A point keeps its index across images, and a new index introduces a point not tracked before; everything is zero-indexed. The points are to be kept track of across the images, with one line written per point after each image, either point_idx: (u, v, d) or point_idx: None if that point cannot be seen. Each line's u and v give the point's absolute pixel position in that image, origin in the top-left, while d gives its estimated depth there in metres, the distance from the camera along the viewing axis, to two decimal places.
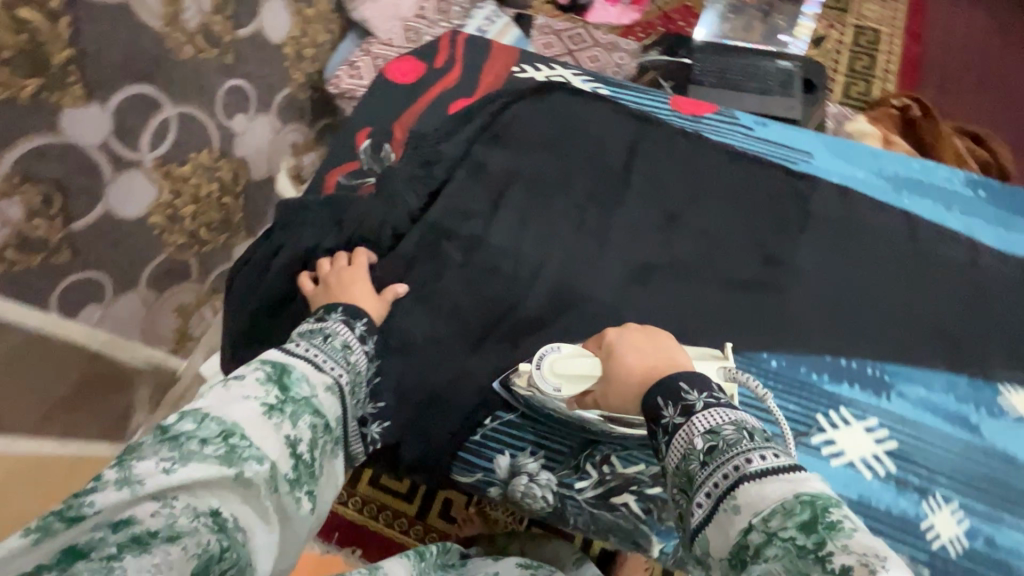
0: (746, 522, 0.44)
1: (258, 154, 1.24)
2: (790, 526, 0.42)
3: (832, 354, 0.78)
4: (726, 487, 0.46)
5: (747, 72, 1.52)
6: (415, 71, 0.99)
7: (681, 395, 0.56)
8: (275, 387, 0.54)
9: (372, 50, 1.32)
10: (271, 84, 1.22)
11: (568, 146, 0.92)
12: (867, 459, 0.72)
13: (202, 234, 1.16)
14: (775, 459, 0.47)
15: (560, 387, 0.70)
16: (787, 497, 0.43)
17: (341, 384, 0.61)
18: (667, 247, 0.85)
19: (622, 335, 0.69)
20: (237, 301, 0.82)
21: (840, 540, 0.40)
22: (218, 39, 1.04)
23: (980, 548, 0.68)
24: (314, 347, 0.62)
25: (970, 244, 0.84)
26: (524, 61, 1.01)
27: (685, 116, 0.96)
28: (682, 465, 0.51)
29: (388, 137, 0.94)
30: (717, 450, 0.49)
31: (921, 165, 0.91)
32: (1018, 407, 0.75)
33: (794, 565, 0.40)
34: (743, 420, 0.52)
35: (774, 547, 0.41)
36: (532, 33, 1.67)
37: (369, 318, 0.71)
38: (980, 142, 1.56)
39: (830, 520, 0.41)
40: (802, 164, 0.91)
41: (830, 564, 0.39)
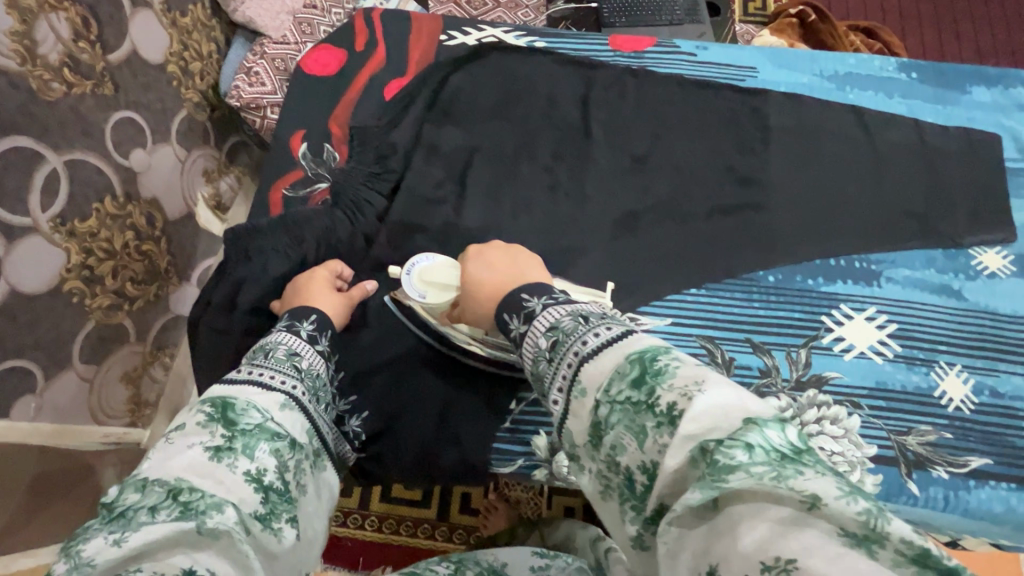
0: (593, 400, 0.42)
1: (170, 189, 1.11)
2: (624, 388, 0.40)
3: (823, 257, 0.80)
4: (572, 374, 0.44)
5: (654, 3, 1.52)
6: (336, 60, 0.90)
7: (522, 304, 0.54)
8: (217, 423, 0.49)
9: (267, 51, 1.18)
10: (164, 109, 1.08)
11: (516, 108, 0.87)
12: (874, 346, 0.75)
13: (129, 290, 1.04)
14: (608, 332, 0.45)
15: (425, 295, 0.69)
16: (619, 360, 0.42)
17: (297, 396, 0.56)
18: (642, 188, 0.84)
19: (482, 251, 0.66)
20: (207, 350, 0.74)
21: (666, 382, 0.39)
22: (90, 68, 0.90)
23: (989, 400, 0.73)
24: (257, 367, 0.57)
25: (916, 124, 0.87)
26: (449, 28, 0.95)
27: (628, 54, 0.94)
28: (533, 367, 0.49)
29: (325, 137, 0.86)
30: (558, 344, 0.47)
31: (857, 59, 0.93)
32: (990, 266, 0.80)
33: (633, 422, 0.39)
34: (581, 307, 0.50)
35: (614, 412, 0.40)
36: (431, 4, 1.57)
37: (318, 313, 0.66)
38: (873, 35, 1.65)
39: (655, 366, 0.40)
40: (750, 81, 0.91)
41: (659, 408, 0.38)
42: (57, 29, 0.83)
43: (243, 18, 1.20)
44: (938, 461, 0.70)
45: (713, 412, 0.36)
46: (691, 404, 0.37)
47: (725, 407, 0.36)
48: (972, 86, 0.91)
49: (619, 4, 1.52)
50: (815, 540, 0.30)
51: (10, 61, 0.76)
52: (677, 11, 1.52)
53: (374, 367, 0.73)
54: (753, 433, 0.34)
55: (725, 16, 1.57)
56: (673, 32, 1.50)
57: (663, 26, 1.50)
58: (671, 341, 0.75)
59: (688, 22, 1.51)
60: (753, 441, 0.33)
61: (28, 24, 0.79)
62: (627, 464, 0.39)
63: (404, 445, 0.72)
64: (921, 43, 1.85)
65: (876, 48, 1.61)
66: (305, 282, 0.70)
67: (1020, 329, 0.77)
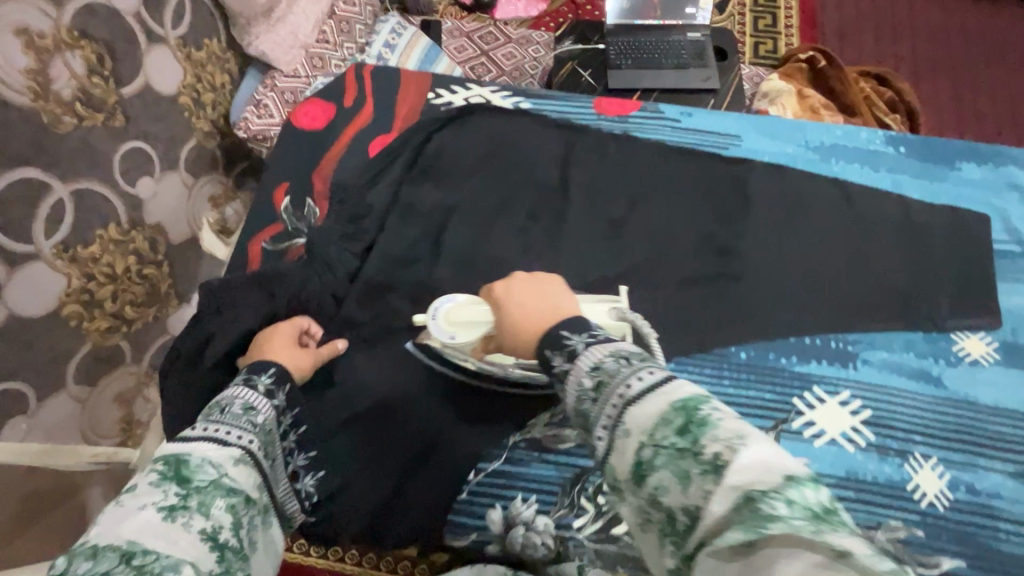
0: (637, 441, 0.44)
1: (174, 216, 1.13)
2: (670, 434, 0.42)
3: (796, 335, 0.78)
4: (617, 415, 0.45)
5: (660, 45, 1.53)
6: (325, 113, 0.93)
7: (563, 341, 0.53)
8: (174, 482, 0.50)
9: (277, 84, 1.23)
10: (173, 138, 1.11)
11: (499, 167, 0.88)
12: (846, 433, 0.73)
13: (127, 313, 1.04)
14: (653, 375, 0.46)
15: (454, 335, 0.69)
16: (663, 407, 0.44)
17: (253, 452, 0.57)
18: (619, 254, 0.83)
19: (509, 287, 0.64)
20: (173, 400, 0.75)
21: (710, 432, 0.41)
22: (101, 103, 0.94)
23: (964, 497, 0.70)
24: (212, 423, 0.57)
25: (901, 200, 0.86)
26: (438, 85, 0.96)
27: (612, 118, 0.94)
28: (575, 405, 0.49)
29: (307, 190, 0.87)
30: (604, 385, 0.47)
31: (843, 131, 0.92)
32: (972, 352, 0.77)
33: (678, 467, 0.41)
34: (622, 346, 0.50)
35: (659, 456, 0.42)
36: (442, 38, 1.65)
37: (277, 367, 0.66)
38: (885, 82, 1.64)
39: (700, 417, 0.42)
40: (733, 149, 0.91)
41: (705, 456, 0.40)
42: (72, 66, 0.88)
43: (257, 52, 1.21)
44: (909, 560, 0.67)
45: (756, 465, 0.39)
46: (736, 457, 0.39)
47: (765, 461, 0.39)
48: (962, 161, 0.90)
49: (627, 45, 1.53)
50: None
51: (23, 97, 0.81)
52: (683, 54, 1.52)
53: (338, 430, 0.73)
54: (791, 489, 0.37)
55: (731, 61, 1.56)
56: (678, 75, 1.49)
57: (668, 69, 1.50)
58: None
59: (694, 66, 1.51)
60: (792, 497, 0.37)
61: (44, 62, 0.83)
62: (670, 503, 0.41)
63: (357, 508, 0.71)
64: (937, 93, 1.83)
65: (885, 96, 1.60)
66: (270, 336, 0.71)
67: (1001, 422, 0.74)
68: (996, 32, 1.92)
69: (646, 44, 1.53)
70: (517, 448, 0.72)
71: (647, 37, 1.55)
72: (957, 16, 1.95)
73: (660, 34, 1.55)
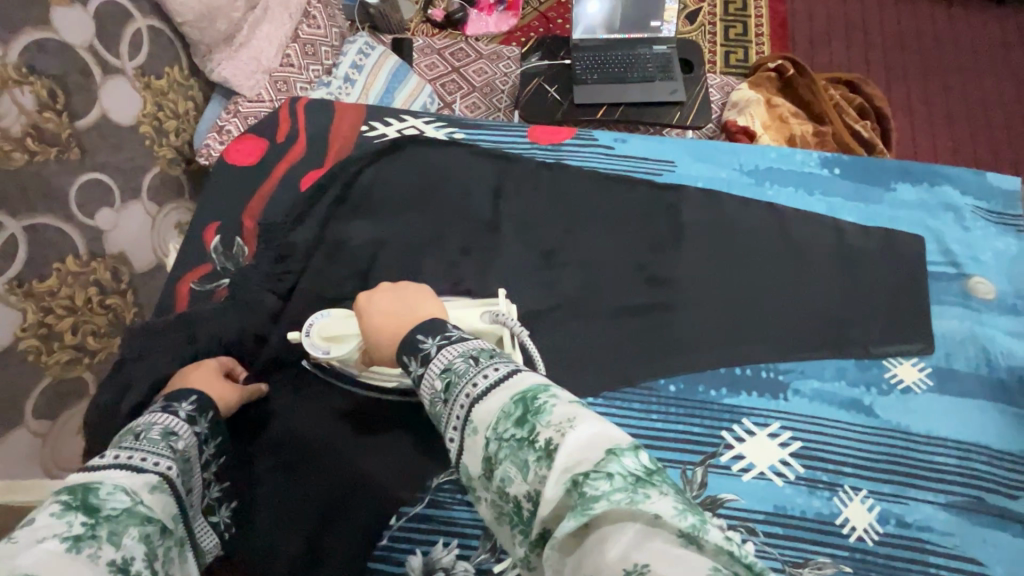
0: (484, 437, 0.45)
1: (138, 245, 1.04)
2: (509, 426, 0.43)
3: (727, 365, 0.77)
4: (466, 414, 0.46)
5: (626, 60, 1.46)
6: (257, 149, 0.93)
7: (418, 346, 0.53)
8: (81, 512, 0.45)
9: (240, 109, 1.19)
10: (134, 167, 1.05)
11: (430, 200, 0.88)
12: (775, 466, 0.71)
13: (89, 344, 0.94)
14: (497, 372, 0.47)
15: (329, 350, 0.71)
16: (504, 401, 0.45)
17: (171, 478, 0.54)
18: (552, 286, 0.82)
19: (372, 297, 0.63)
20: (94, 449, 0.73)
21: (544, 419, 0.42)
22: (55, 136, 0.90)
23: (894, 530, 0.69)
24: (124, 451, 0.53)
25: (834, 224, 0.86)
26: (372, 117, 0.96)
27: (545, 146, 0.93)
28: (431, 408, 0.50)
29: (237, 228, 0.87)
30: (452, 385, 0.48)
31: (778, 154, 0.92)
32: (904, 379, 0.76)
33: (518, 457, 0.42)
34: (473, 345, 0.51)
35: (501, 448, 0.43)
36: (413, 56, 1.59)
37: (200, 393, 0.64)
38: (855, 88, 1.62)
39: (535, 405, 0.43)
40: (666, 174, 0.90)
41: (539, 442, 0.41)
42: (21, 102, 0.84)
43: (220, 77, 1.19)
44: None
45: (584, 443, 0.40)
46: (564, 438, 0.40)
47: (592, 438, 0.40)
48: (897, 182, 0.89)
49: (592, 60, 1.47)
50: (659, 547, 0.34)
51: None
52: (648, 67, 1.46)
53: (261, 477, 0.72)
54: (613, 462, 0.38)
55: (698, 73, 1.48)
56: (644, 89, 1.43)
57: (634, 83, 1.43)
58: None
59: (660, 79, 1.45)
60: (612, 470, 0.37)
61: None
62: (515, 493, 0.42)
63: (263, 554, 0.68)
64: (908, 97, 1.81)
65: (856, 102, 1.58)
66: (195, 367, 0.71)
67: (933, 451, 0.73)
68: (966, 35, 1.91)
69: (613, 59, 1.46)
70: (441, 490, 0.71)
71: (614, 51, 1.47)
72: (926, 20, 1.93)
73: (625, 47, 1.47)
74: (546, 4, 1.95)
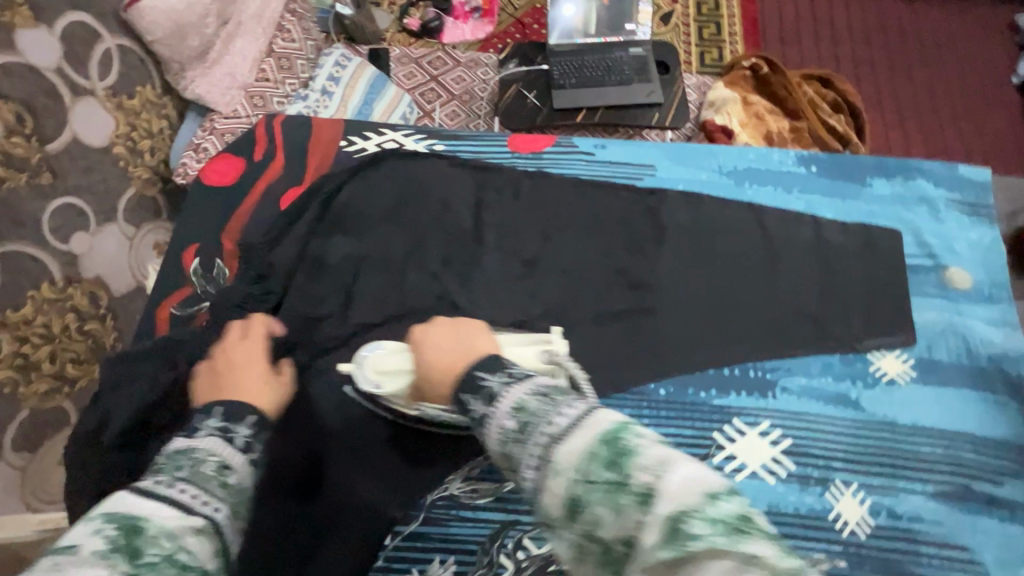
0: (568, 479, 0.39)
1: (116, 268, 1.02)
2: (599, 468, 0.38)
3: (715, 366, 0.78)
4: (544, 455, 0.41)
5: (604, 64, 1.46)
6: (234, 169, 0.91)
7: (480, 384, 0.50)
8: (122, 556, 0.39)
9: (215, 126, 1.17)
10: (108, 189, 1.03)
11: (412, 213, 0.87)
12: (767, 464, 0.72)
13: (69, 372, 0.93)
14: (574, 410, 0.43)
15: (380, 385, 0.69)
16: (589, 440, 0.39)
17: (218, 523, 0.46)
18: (538, 295, 0.82)
19: (426, 329, 0.61)
20: (75, 482, 0.71)
21: (639, 462, 0.38)
22: (24, 161, 0.87)
23: (886, 522, 0.69)
24: (178, 481, 0.46)
25: (814, 221, 0.87)
26: (351, 132, 0.95)
27: (526, 155, 0.93)
28: (500, 449, 0.45)
29: (216, 250, 0.86)
30: (528, 425, 0.43)
31: (756, 153, 0.93)
32: (889, 372, 0.77)
33: (612, 503, 0.37)
34: (543, 383, 0.47)
35: (592, 493, 0.38)
36: (391, 66, 1.58)
37: (257, 415, 0.56)
38: (828, 84, 1.64)
39: (624, 446, 0.39)
40: (647, 179, 0.91)
41: (634, 485, 0.37)
42: None
43: (194, 95, 1.16)
44: None
45: (686, 486, 0.36)
46: (665, 481, 0.36)
47: (690, 477, 0.37)
48: (872, 177, 0.91)
49: (569, 65, 1.47)
50: None
51: None
52: (625, 70, 1.46)
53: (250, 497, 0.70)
54: (710, 505, 0.35)
55: (675, 74, 1.49)
56: (622, 92, 1.43)
57: (612, 86, 1.44)
58: None
59: (637, 81, 1.45)
60: (713, 513, 0.35)
61: None
62: (607, 539, 0.37)
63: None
64: (878, 92, 1.84)
65: (828, 97, 1.61)
66: (239, 368, 0.62)
67: (920, 441, 0.74)
68: (932, 29, 1.94)
69: (590, 63, 1.46)
70: (436, 506, 0.71)
71: (590, 56, 1.48)
72: (895, 14, 1.97)
73: (601, 51, 1.48)
74: (522, 10, 1.94)
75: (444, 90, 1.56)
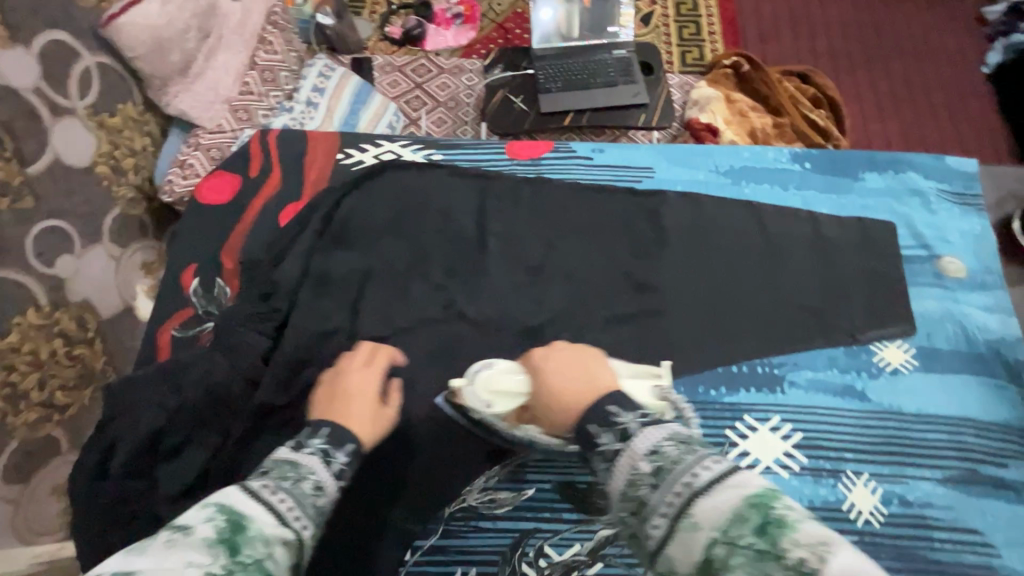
0: (708, 536, 0.44)
1: (104, 290, 1.00)
2: (747, 533, 0.42)
3: (724, 364, 0.78)
4: (680, 504, 0.46)
5: (588, 67, 1.47)
6: (231, 186, 0.90)
7: (613, 419, 0.57)
8: (225, 548, 0.44)
9: (200, 142, 1.14)
10: (91, 210, 1.00)
11: (413, 224, 0.87)
12: (780, 459, 0.73)
13: (59, 400, 0.89)
14: (716, 468, 0.48)
15: (491, 404, 0.72)
16: (737, 502, 0.44)
17: (302, 539, 0.50)
18: (544, 301, 0.82)
19: (547, 355, 0.74)
20: (79, 512, 0.69)
21: (791, 535, 0.41)
22: (5, 185, 0.85)
23: (898, 510, 0.71)
24: (279, 490, 0.52)
25: (810, 217, 0.89)
26: (347, 144, 0.94)
27: (526, 162, 0.94)
28: (632, 489, 0.51)
29: (216, 269, 0.84)
30: (664, 471, 0.49)
31: (750, 152, 0.94)
32: (892, 362, 0.79)
33: (758, 568, 0.41)
34: (677, 432, 0.53)
35: (734, 554, 0.42)
36: (375, 75, 1.57)
37: (354, 445, 0.62)
38: (807, 79, 1.67)
39: (776, 516, 0.42)
40: (645, 181, 0.92)
41: (788, 558, 0.40)
42: None
43: (176, 111, 1.13)
44: None
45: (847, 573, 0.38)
46: (825, 564, 0.39)
47: (851, 565, 0.39)
48: (864, 171, 0.93)
49: (555, 70, 1.48)
50: None
51: None
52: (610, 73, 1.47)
53: None
54: None
55: (659, 75, 1.50)
56: (609, 94, 1.44)
57: (598, 88, 1.44)
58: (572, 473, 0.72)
59: (623, 83, 1.46)
60: None
61: None
62: None
63: None
64: (857, 86, 1.89)
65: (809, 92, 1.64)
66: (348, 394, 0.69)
67: (926, 429, 0.75)
68: (905, 22, 1.99)
69: (575, 67, 1.47)
70: (455, 519, 0.70)
71: (575, 59, 1.49)
72: (868, 9, 2.02)
73: (586, 55, 1.49)
74: (504, 14, 1.95)
75: (429, 97, 1.55)
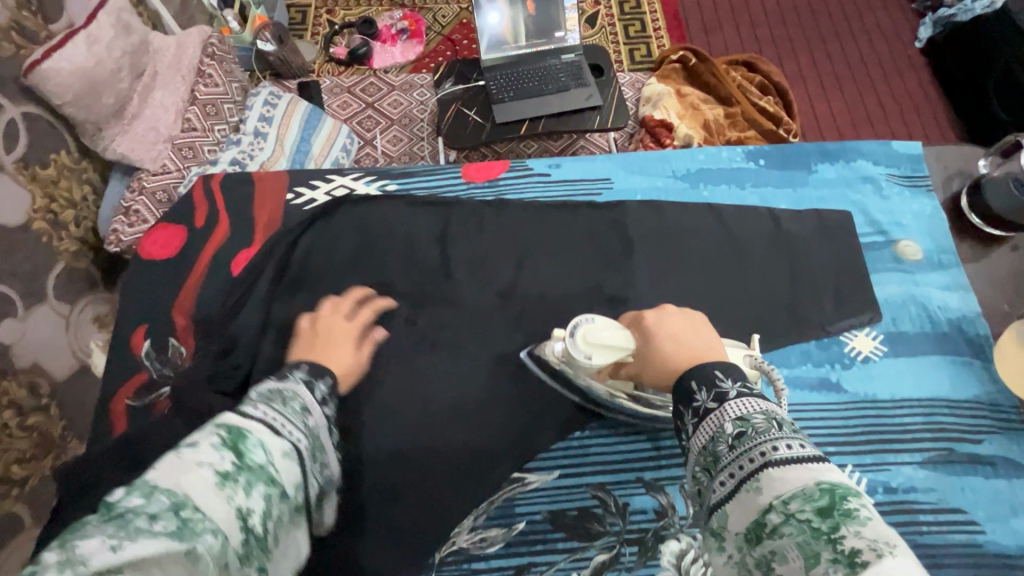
0: (767, 501, 0.41)
1: (53, 350, 0.96)
2: (808, 510, 0.39)
3: None
4: (751, 470, 0.43)
5: (539, 74, 1.46)
6: (175, 239, 0.86)
7: (715, 382, 0.51)
8: (231, 451, 0.44)
9: (144, 186, 1.08)
10: (33, 271, 0.94)
11: (374, 260, 0.84)
12: None
13: (14, 473, 0.88)
14: (801, 450, 0.43)
15: (590, 355, 0.67)
16: (809, 483, 0.40)
17: (300, 448, 0.50)
18: (517, 326, 0.80)
19: (663, 316, 0.66)
20: None
21: (854, 526, 0.36)
22: None
23: (884, 498, 0.71)
24: (270, 410, 0.51)
25: (770, 213, 0.89)
26: (297, 183, 0.91)
27: (482, 184, 0.92)
28: (706, 446, 0.48)
29: (168, 329, 0.80)
30: (746, 437, 0.45)
31: (705, 155, 0.95)
32: (862, 350, 0.80)
33: (807, 545, 0.37)
34: (776, 410, 0.48)
35: (789, 525, 0.39)
36: (324, 99, 1.54)
37: (331, 379, 0.61)
38: (753, 67, 1.70)
39: (846, 508, 0.37)
40: (605, 193, 0.91)
41: (842, 546, 0.36)
42: None
43: (115, 155, 1.07)
44: None
45: None
46: (880, 561, 0.34)
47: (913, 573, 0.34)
48: (817, 163, 0.95)
49: (504, 79, 1.46)
50: None
51: None
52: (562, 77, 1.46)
53: None
54: None
55: (608, 76, 1.50)
56: (562, 100, 1.44)
57: (551, 95, 1.43)
58: (562, 497, 0.71)
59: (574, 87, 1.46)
60: None
61: None
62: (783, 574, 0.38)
63: None
64: (801, 71, 1.93)
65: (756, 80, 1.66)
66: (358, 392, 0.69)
67: (901, 413, 0.76)
68: (838, 5, 2.06)
69: (525, 74, 1.46)
70: (445, 565, 0.66)
71: (525, 66, 1.47)
72: None
73: (534, 60, 1.47)
74: (450, 26, 1.93)
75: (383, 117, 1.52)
